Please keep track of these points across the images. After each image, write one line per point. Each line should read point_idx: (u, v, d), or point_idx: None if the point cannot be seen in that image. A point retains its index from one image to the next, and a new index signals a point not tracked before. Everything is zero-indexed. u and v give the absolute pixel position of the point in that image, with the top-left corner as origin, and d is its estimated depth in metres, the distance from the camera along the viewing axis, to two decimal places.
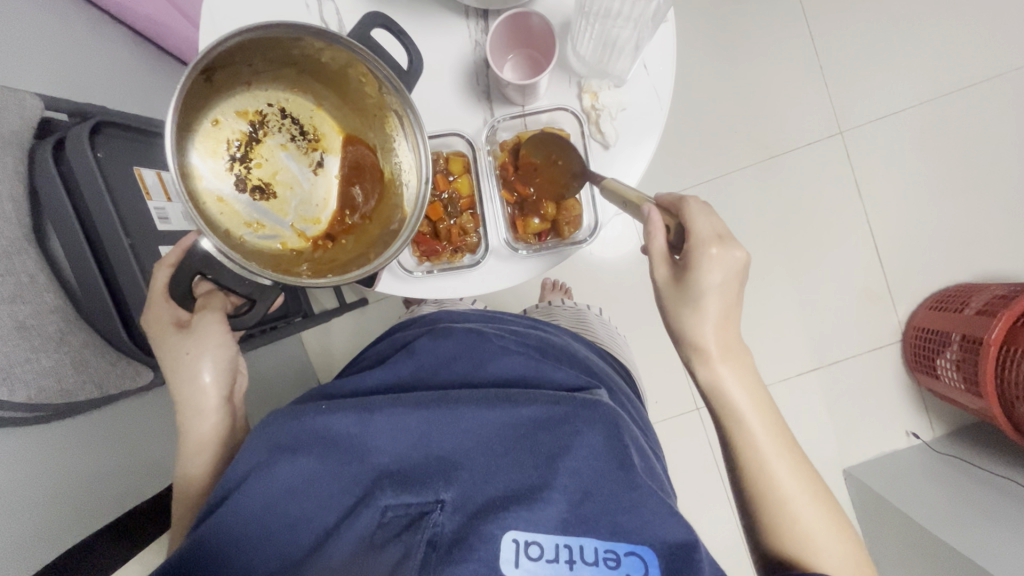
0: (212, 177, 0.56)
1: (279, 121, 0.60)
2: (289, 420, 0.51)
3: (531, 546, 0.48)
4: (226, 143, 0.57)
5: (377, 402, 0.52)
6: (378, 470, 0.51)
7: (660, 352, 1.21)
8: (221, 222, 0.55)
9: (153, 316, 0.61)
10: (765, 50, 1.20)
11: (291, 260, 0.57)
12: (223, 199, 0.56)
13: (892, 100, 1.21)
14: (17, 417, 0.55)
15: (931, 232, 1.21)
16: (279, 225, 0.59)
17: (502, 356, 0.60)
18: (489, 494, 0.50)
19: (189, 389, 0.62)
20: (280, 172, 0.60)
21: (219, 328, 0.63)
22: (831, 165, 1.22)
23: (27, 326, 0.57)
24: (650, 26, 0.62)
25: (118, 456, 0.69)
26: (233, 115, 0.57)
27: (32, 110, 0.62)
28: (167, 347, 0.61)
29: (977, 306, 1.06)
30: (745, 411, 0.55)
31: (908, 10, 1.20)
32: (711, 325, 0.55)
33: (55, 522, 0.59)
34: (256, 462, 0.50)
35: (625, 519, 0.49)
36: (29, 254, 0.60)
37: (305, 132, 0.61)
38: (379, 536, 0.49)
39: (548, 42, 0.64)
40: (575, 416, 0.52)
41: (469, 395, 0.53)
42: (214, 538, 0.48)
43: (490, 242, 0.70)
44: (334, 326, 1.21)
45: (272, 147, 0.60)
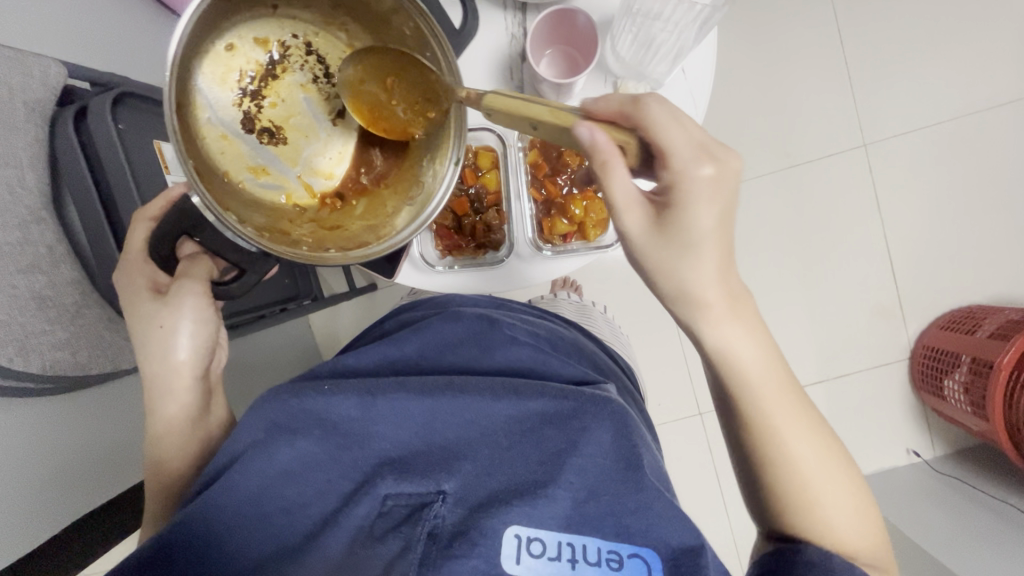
0: (219, 109, 0.54)
1: (302, 57, 0.57)
2: (287, 397, 0.46)
3: (533, 543, 0.42)
4: (238, 73, 0.55)
5: (381, 386, 0.46)
6: (380, 457, 0.46)
7: (667, 356, 1.20)
8: (222, 161, 0.53)
9: (127, 278, 0.57)
10: (793, 57, 1.18)
11: (293, 216, 0.56)
12: (225, 137, 0.54)
13: (918, 114, 1.19)
14: (25, 388, 0.55)
15: (948, 251, 1.20)
16: (284, 174, 0.57)
17: (510, 345, 0.54)
18: (492, 487, 0.45)
19: (158, 368, 0.58)
20: (295, 116, 0.58)
21: (201, 303, 0.58)
22: (851, 177, 1.20)
23: (44, 298, 0.57)
24: (694, 31, 0.61)
25: (119, 432, 0.69)
26: (252, 43, 0.55)
27: (56, 79, 0.60)
28: (140, 313, 0.56)
29: (989, 330, 1.05)
30: (729, 346, 0.47)
31: (943, 23, 1.17)
32: (703, 278, 0.46)
33: (55, 499, 0.59)
34: (253, 440, 0.45)
35: (629, 521, 0.43)
36: (48, 225, 0.59)
37: (328, 73, 0.57)
38: (377, 527, 0.43)
39: (590, 42, 0.64)
40: (584, 413, 0.47)
41: (475, 384, 0.47)
42: (203, 519, 0.42)
43: (514, 239, 0.69)
44: (341, 309, 1.21)
45: (290, 85, 0.57)
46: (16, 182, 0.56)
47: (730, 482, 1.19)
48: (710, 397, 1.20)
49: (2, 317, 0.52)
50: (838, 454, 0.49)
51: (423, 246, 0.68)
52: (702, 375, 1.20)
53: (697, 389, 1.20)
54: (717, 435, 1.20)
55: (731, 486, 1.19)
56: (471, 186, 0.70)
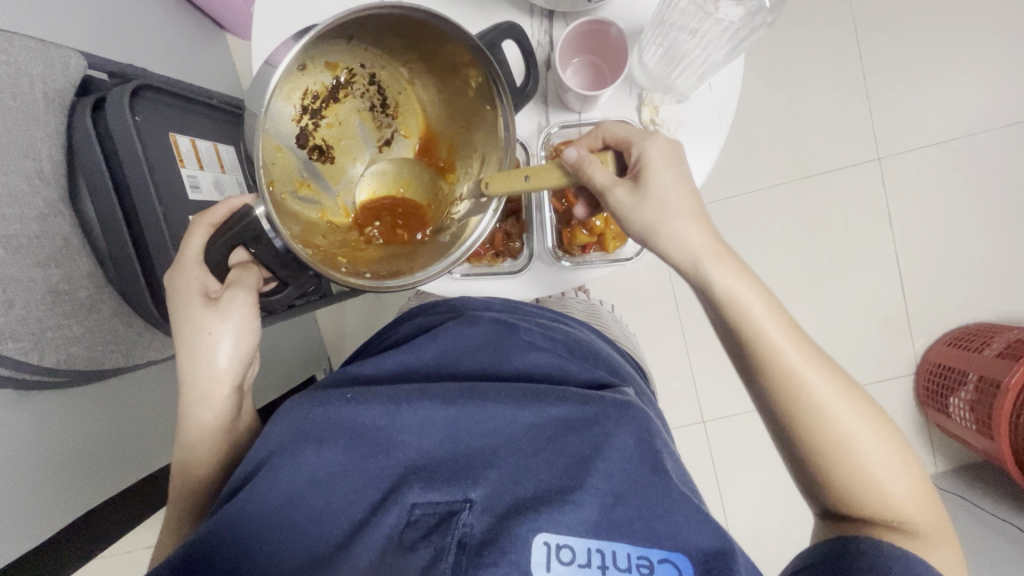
0: (279, 122, 0.51)
1: (364, 86, 0.56)
2: (310, 404, 0.45)
3: (562, 550, 0.42)
4: (304, 90, 0.53)
5: (404, 394, 0.46)
6: (406, 465, 0.45)
7: (672, 362, 1.20)
8: (273, 173, 0.51)
9: (180, 281, 0.56)
10: (809, 68, 1.18)
11: (325, 233, 0.54)
12: (279, 150, 0.52)
13: (933, 129, 1.18)
14: (39, 381, 0.55)
15: (958, 268, 1.19)
16: (325, 193, 0.55)
17: (530, 350, 0.54)
18: (520, 494, 0.44)
19: (190, 373, 0.56)
20: (346, 140, 0.57)
21: (249, 315, 0.57)
22: (864, 190, 1.20)
23: (60, 292, 0.57)
24: (723, 53, 0.63)
25: (129, 426, 0.68)
26: (323, 64, 0.53)
27: (77, 71, 0.60)
28: (189, 319, 0.55)
29: (997, 349, 1.05)
30: (733, 292, 0.53)
31: (961, 39, 1.16)
32: (680, 218, 0.55)
33: (62, 494, 0.59)
34: (279, 450, 0.45)
35: (657, 525, 0.43)
36: (66, 217, 0.59)
37: (387, 105, 0.58)
38: (407, 536, 0.43)
39: (620, 55, 0.63)
40: (606, 418, 0.47)
41: (498, 391, 0.47)
42: (233, 527, 0.42)
43: (534, 248, 0.69)
44: (349, 307, 1.21)
45: (349, 110, 0.56)
46: (35, 175, 0.56)
47: (731, 491, 1.19)
48: (713, 405, 1.20)
49: (19, 310, 0.53)
50: (862, 395, 0.50)
51: None
52: (706, 383, 1.20)
53: (701, 397, 1.20)
54: (720, 444, 1.20)
55: (731, 495, 1.19)
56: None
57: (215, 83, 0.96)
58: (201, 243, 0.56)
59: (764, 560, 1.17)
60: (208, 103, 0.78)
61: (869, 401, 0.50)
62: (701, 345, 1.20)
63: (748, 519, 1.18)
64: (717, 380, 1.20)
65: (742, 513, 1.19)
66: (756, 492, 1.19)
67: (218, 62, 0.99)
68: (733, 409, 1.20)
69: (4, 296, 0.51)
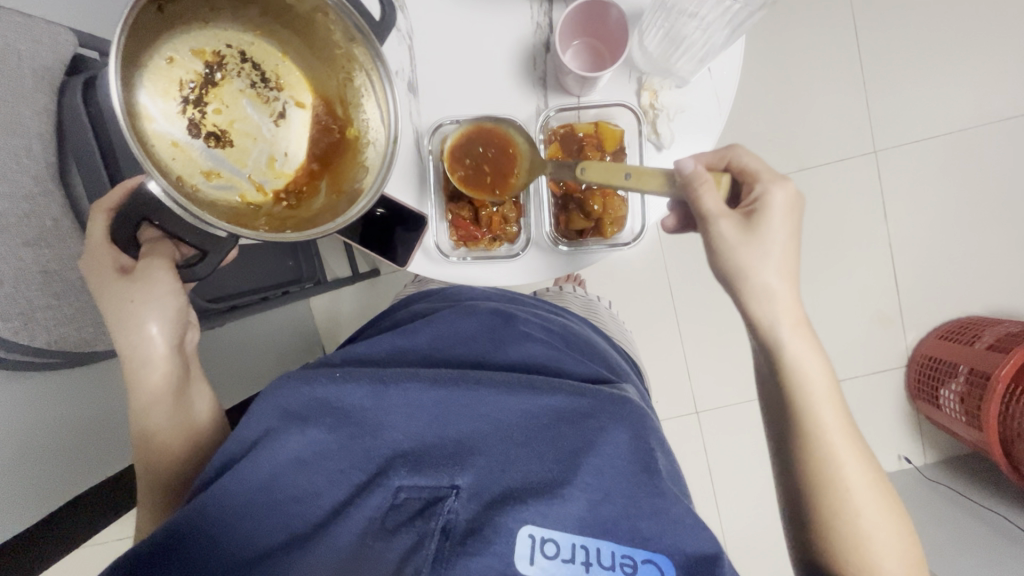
0: (163, 119, 0.52)
1: (239, 65, 0.56)
2: (298, 383, 0.44)
3: (547, 544, 0.41)
4: (180, 83, 0.53)
5: (394, 374, 0.45)
6: (392, 449, 0.44)
7: (666, 353, 1.21)
8: (172, 166, 0.51)
9: (91, 261, 0.54)
10: (808, 58, 1.17)
11: (249, 215, 0.53)
12: (177, 144, 0.52)
13: (929, 123, 1.18)
14: (18, 363, 0.53)
15: (951, 262, 1.20)
16: (236, 176, 0.55)
17: (525, 341, 0.53)
18: (506, 484, 0.43)
19: (135, 341, 0.54)
20: (239, 121, 0.56)
21: (168, 280, 0.55)
22: (860, 183, 1.20)
23: (51, 272, 0.56)
24: (723, 34, 0.61)
25: (99, 422, 0.65)
26: (188, 53, 0.53)
27: (66, 48, 0.59)
28: (108, 296, 0.53)
29: (988, 342, 1.06)
30: (801, 358, 0.52)
31: (959, 33, 1.16)
32: (776, 275, 0.52)
33: (23, 492, 0.56)
34: (266, 428, 0.43)
35: (644, 525, 0.42)
36: (55, 197, 0.58)
37: (267, 79, 0.57)
38: (390, 520, 0.42)
39: (620, 37, 0.62)
40: (601, 412, 0.45)
41: (492, 377, 0.46)
42: (211, 504, 0.41)
43: (531, 234, 0.69)
44: (343, 295, 1.20)
45: (232, 92, 0.56)
46: (24, 153, 0.55)
47: (722, 481, 1.20)
48: (707, 395, 1.20)
49: (9, 289, 0.52)
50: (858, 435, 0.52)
51: (439, 235, 0.68)
52: (700, 373, 1.20)
53: (695, 386, 1.21)
54: (713, 433, 1.20)
55: (722, 484, 1.20)
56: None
57: None
58: (106, 228, 0.54)
59: (754, 548, 1.18)
60: None
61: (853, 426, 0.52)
62: (695, 336, 1.20)
63: (739, 509, 1.20)
64: (710, 370, 1.20)
65: (732, 502, 1.20)
66: (746, 481, 1.20)
67: None
68: (725, 399, 1.20)
69: None
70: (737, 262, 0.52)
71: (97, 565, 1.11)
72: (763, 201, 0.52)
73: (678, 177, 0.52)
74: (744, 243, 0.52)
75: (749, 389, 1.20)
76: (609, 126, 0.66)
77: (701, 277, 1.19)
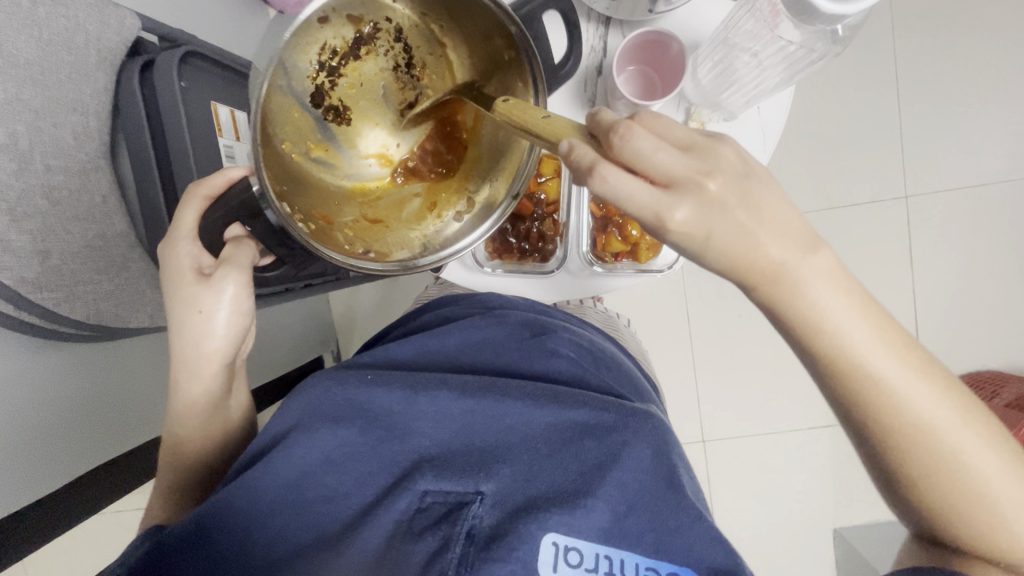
0: (294, 78, 0.49)
1: (389, 42, 0.54)
2: (330, 385, 0.46)
3: (570, 552, 0.40)
4: (322, 44, 0.50)
5: (423, 382, 0.46)
6: (419, 454, 0.44)
7: (678, 379, 1.20)
8: (289, 137, 0.50)
9: (172, 254, 0.53)
10: (843, 102, 1.17)
11: (340, 204, 0.54)
12: (296, 109, 0.50)
13: (962, 173, 1.17)
14: (56, 332, 0.55)
15: (972, 314, 1.19)
16: (342, 156, 0.55)
17: (552, 356, 0.53)
18: (530, 492, 0.42)
19: (192, 350, 0.54)
20: (366, 101, 0.55)
21: (242, 295, 0.54)
22: (887, 227, 1.19)
23: (94, 247, 0.58)
24: (775, 81, 0.62)
25: (119, 398, 0.65)
26: (344, 18, 0.50)
27: (131, 31, 0.61)
28: (180, 297, 0.53)
29: (1008, 400, 1.07)
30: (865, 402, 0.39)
31: (1000, 87, 1.16)
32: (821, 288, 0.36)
33: (42, 463, 0.56)
34: (297, 425, 0.45)
35: (669, 539, 0.41)
36: (105, 173, 0.59)
37: (410, 68, 0.55)
38: (416, 524, 0.42)
39: (676, 71, 0.64)
40: (624, 426, 0.45)
41: (517, 389, 0.47)
42: (242, 500, 0.41)
43: (567, 252, 0.70)
44: (362, 290, 1.21)
45: (373, 70, 0.54)
46: (81, 128, 0.56)
47: (724, 515, 1.19)
48: (716, 425, 1.19)
49: (55, 261, 0.53)
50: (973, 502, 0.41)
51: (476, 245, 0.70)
52: (710, 402, 1.19)
53: (704, 416, 1.20)
54: (718, 463, 1.19)
55: (725, 517, 1.19)
56: (533, 193, 0.69)
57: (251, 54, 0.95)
58: (195, 218, 0.53)
59: None
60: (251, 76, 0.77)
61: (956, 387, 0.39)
62: (708, 364, 1.19)
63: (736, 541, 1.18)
64: (721, 400, 1.19)
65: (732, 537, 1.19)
66: (750, 517, 1.19)
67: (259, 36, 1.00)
68: (735, 432, 1.19)
69: (42, 247, 0.52)
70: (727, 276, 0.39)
71: (97, 540, 1.12)
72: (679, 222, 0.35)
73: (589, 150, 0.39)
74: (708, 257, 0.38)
75: (760, 423, 1.19)
76: None
77: (721, 308, 1.18)
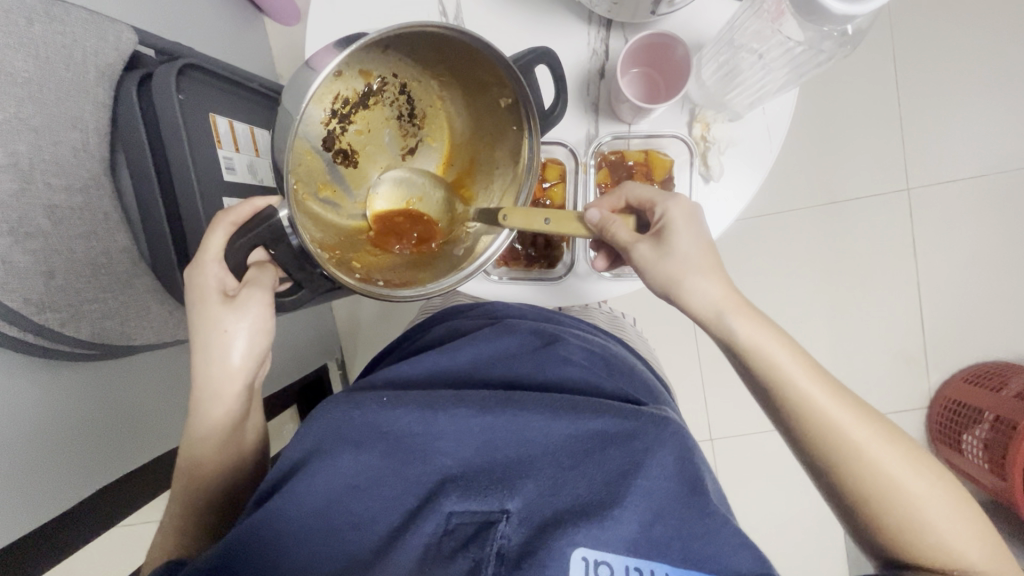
0: (308, 124, 0.54)
1: (395, 95, 0.57)
2: (347, 408, 0.45)
3: (600, 566, 0.39)
4: (335, 95, 0.54)
5: (440, 400, 0.45)
6: (442, 474, 0.44)
7: (685, 378, 1.19)
8: (300, 178, 0.53)
9: (199, 276, 0.53)
10: (840, 97, 1.17)
11: (344, 239, 0.56)
12: (309, 152, 0.54)
13: (964, 164, 1.17)
14: (63, 352, 0.54)
15: (977, 305, 1.18)
16: (346, 195, 0.57)
17: (566, 364, 0.52)
18: (557, 507, 0.42)
19: (216, 370, 0.54)
20: (372, 146, 0.58)
21: (264, 316, 0.55)
22: (889, 220, 1.19)
23: (98, 265, 0.57)
24: (781, 80, 0.62)
25: (128, 414, 0.65)
26: (356, 73, 0.54)
27: (128, 45, 0.60)
28: (207, 318, 0.53)
29: (1016, 390, 1.04)
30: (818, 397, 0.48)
31: (1000, 76, 1.15)
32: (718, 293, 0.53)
33: (55, 483, 0.56)
34: (317, 450, 0.44)
35: (698, 545, 0.40)
36: (107, 191, 0.59)
37: (413, 116, 0.58)
38: (443, 546, 0.41)
39: (681, 72, 0.63)
40: (644, 434, 0.44)
41: (535, 401, 0.46)
42: (269, 531, 0.41)
43: (574, 259, 0.70)
44: (365, 298, 1.21)
45: (379, 119, 0.58)
46: (82, 146, 0.56)
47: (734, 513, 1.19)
48: (723, 424, 1.19)
49: (60, 281, 0.53)
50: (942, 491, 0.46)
51: None
52: (718, 401, 1.19)
53: (711, 414, 1.19)
54: (727, 462, 1.19)
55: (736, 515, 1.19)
56: (539, 199, 0.68)
57: (248, 65, 0.95)
58: (223, 242, 0.53)
59: None
60: (250, 87, 0.76)
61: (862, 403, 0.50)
62: (714, 362, 1.19)
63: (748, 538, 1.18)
64: (728, 398, 1.19)
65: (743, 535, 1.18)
66: (760, 515, 1.18)
67: (256, 46, 1.00)
68: (744, 429, 1.19)
69: (46, 267, 0.52)
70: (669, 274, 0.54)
71: (106, 556, 1.11)
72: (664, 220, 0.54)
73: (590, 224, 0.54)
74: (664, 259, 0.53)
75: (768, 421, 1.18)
76: (659, 155, 0.66)
77: None
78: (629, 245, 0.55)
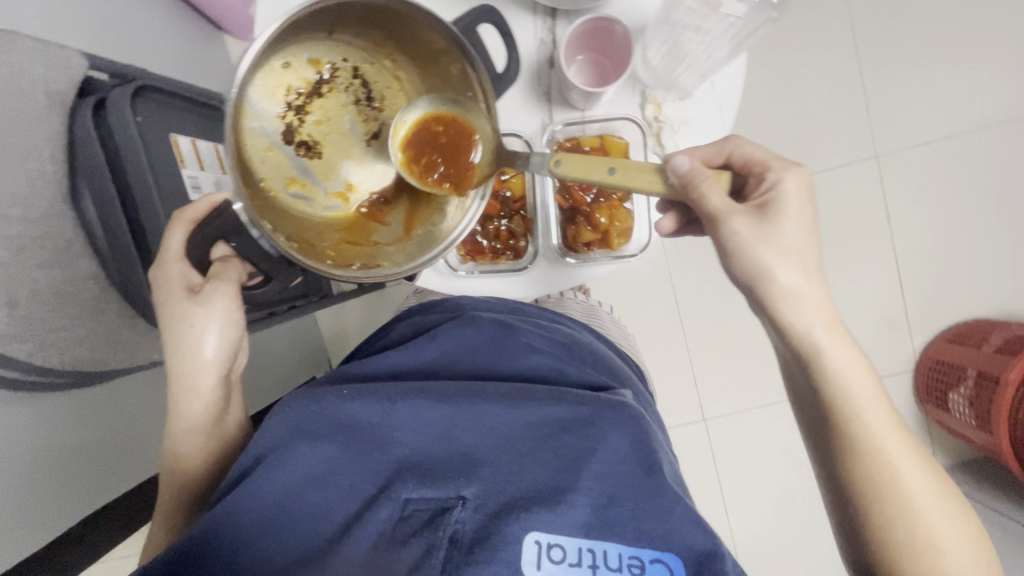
0: (264, 118, 0.56)
1: (348, 79, 0.59)
2: (306, 402, 0.46)
3: (554, 549, 0.40)
4: (287, 87, 0.57)
5: (400, 391, 0.46)
6: (400, 462, 0.44)
7: (672, 361, 1.20)
8: (263, 172, 0.55)
9: (162, 273, 0.52)
10: (802, 70, 1.18)
11: (314, 231, 0.56)
12: (270, 148, 0.56)
13: (928, 127, 1.19)
14: (33, 382, 0.54)
15: (952, 265, 1.20)
16: (315, 187, 0.58)
17: (529, 353, 0.53)
18: (512, 492, 0.42)
19: (187, 368, 0.54)
20: (333, 133, 0.59)
21: (231, 305, 0.55)
22: (860, 188, 1.20)
23: (64, 293, 0.57)
24: (726, 49, 0.62)
25: (105, 438, 0.64)
26: (305, 62, 0.57)
27: (78, 69, 0.58)
28: (173, 312, 0.53)
29: (995, 345, 1.07)
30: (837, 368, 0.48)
31: (956, 39, 1.17)
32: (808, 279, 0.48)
33: (37, 512, 0.56)
34: (276, 444, 0.44)
35: (650, 525, 0.41)
36: (69, 219, 0.58)
37: (370, 99, 0.60)
38: (399, 532, 0.41)
39: (625, 51, 0.64)
40: (601, 419, 0.45)
41: (494, 389, 0.47)
42: (225, 525, 0.41)
43: (539, 246, 0.71)
44: (347, 307, 1.20)
45: (337, 106, 0.59)
46: (37, 175, 0.55)
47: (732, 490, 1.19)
48: (714, 403, 1.20)
49: (23, 312, 0.52)
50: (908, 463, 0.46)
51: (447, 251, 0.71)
52: (707, 381, 1.20)
53: (702, 394, 1.20)
54: (720, 440, 1.20)
55: (734, 493, 1.19)
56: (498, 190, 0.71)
57: (207, 82, 0.95)
58: (184, 239, 0.53)
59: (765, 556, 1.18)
60: (208, 104, 0.76)
61: (864, 370, 0.50)
62: (700, 343, 1.20)
63: (748, 514, 1.19)
64: (717, 377, 1.20)
65: (743, 511, 1.19)
66: (757, 490, 1.19)
67: (213, 62, 0.99)
68: (735, 407, 1.19)
69: (8, 299, 0.51)
70: (762, 259, 0.48)
71: None
72: (778, 187, 0.50)
73: (674, 176, 0.48)
74: (763, 237, 0.48)
75: (758, 396, 1.19)
76: (613, 139, 0.66)
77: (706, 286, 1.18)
78: (723, 213, 0.49)
